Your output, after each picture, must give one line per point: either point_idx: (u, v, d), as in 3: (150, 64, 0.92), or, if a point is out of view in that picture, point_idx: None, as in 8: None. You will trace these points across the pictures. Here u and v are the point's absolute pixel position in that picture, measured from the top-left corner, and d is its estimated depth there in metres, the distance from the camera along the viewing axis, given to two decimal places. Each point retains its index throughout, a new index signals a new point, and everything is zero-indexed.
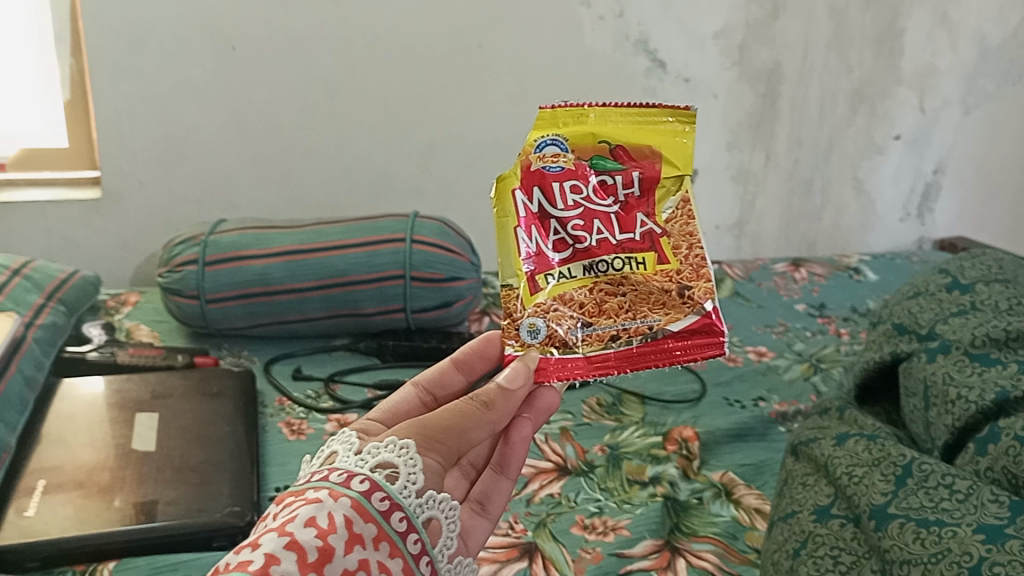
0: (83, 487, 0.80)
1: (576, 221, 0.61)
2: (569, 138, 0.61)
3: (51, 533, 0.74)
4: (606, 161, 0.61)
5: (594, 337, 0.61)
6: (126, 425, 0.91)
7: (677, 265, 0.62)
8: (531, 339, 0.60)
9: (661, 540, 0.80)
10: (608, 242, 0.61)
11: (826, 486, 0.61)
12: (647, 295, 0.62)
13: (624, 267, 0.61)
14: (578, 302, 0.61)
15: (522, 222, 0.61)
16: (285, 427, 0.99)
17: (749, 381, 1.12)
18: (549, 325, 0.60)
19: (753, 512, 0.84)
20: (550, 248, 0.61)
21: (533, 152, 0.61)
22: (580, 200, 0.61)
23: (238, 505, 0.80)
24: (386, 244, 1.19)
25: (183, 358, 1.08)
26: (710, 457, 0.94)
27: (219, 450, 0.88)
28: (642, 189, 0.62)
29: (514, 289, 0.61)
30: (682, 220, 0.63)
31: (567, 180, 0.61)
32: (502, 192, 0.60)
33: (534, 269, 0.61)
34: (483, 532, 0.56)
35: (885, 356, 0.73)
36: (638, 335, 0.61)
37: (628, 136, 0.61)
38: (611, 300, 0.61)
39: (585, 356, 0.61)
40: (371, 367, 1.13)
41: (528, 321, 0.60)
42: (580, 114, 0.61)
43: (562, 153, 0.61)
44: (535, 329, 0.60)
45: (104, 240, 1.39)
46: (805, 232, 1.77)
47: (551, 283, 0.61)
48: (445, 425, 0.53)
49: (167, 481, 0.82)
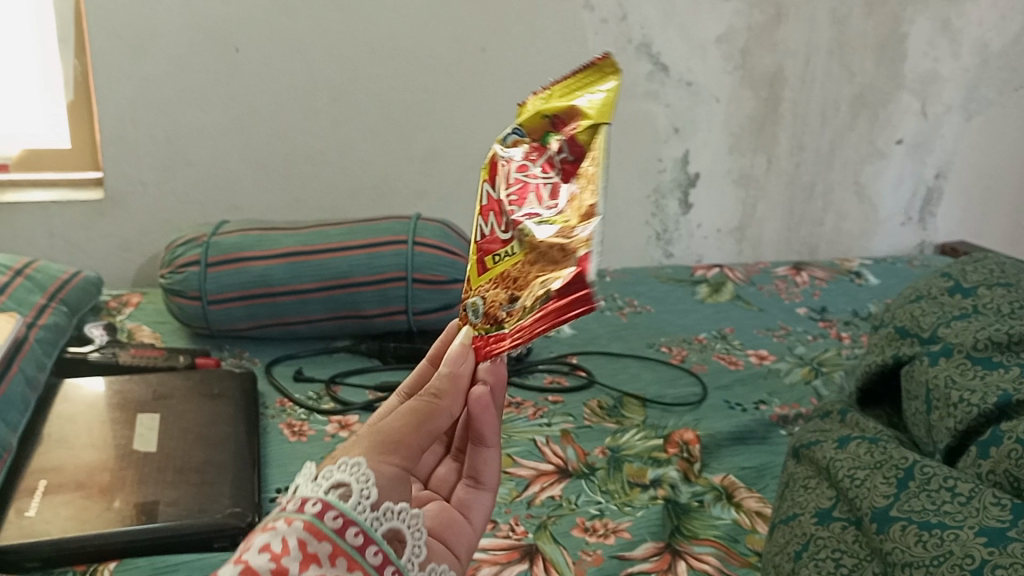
0: (84, 487, 0.80)
1: (512, 197, 0.58)
2: (522, 123, 0.60)
3: (52, 533, 0.74)
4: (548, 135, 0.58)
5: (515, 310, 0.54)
6: (126, 426, 0.91)
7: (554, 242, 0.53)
8: (476, 318, 0.57)
9: (662, 543, 0.80)
10: (535, 216, 0.56)
11: (827, 489, 0.61)
12: (553, 255, 0.53)
13: (534, 231, 0.55)
14: (512, 279, 0.55)
15: (484, 208, 0.59)
16: (286, 429, 0.99)
17: (750, 385, 1.12)
18: (484, 302, 0.57)
19: (754, 515, 0.84)
20: (501, 231, 0.58)
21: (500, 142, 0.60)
22: (521, 178, 0.58)
23: (239, 506, 0.81)
24: (388, 246, 1.19)
25: (184, 359, 1.08)
26: (711, 460, 0.94)
27: (221, 451, 0.88)
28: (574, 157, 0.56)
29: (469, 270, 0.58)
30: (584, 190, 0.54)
31: (519, 165, 0.59)
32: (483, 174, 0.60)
33: (486, 249, 0.58)
34: (485, 504, 0.58)
35: (887, 359, 0.73)
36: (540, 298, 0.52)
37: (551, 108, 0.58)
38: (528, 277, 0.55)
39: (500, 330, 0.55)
40: (372, 369, 1.13)
41: (472, 301, 0.58)
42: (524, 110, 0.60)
43: (519, 140, 0.60)
44: (477, 308, 0.57)
45: (105, 241, 1.39)
46: (806, 237, 1.77)
47: (496, 263, 0.57)
48: (398, 428, 0.53)
49: (168, 481, 0.82)
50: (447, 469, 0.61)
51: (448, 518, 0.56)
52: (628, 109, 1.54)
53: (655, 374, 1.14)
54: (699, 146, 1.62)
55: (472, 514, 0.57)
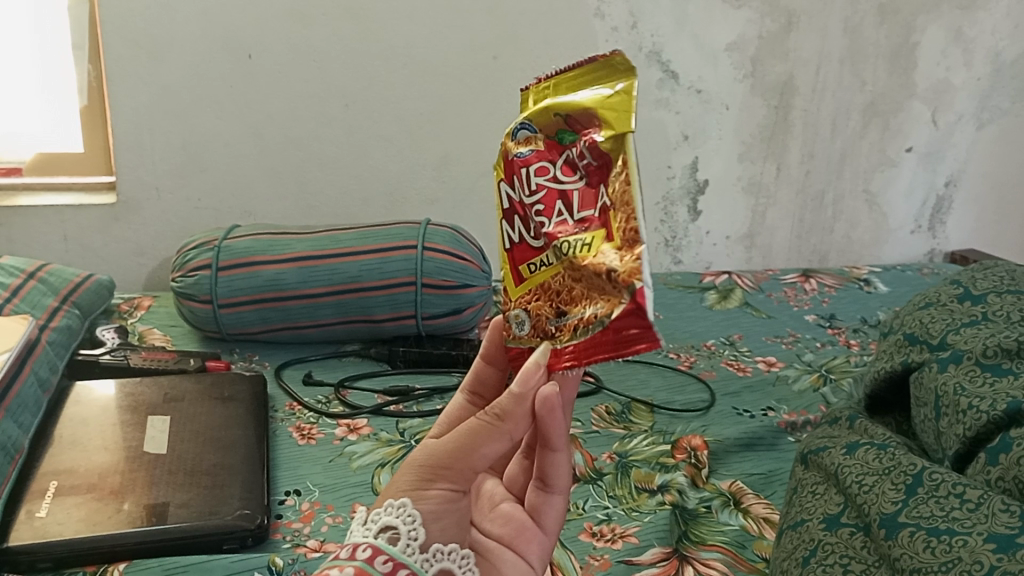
0: (96, 490, 0.81)
1: (540, 206, 0.57)
2: (530, 119, 0.59)
3: (64, 534, 0.75)
4: (565, 134, 0.57)
5: (568, 327, 0.55)
6: (138, 427, 0.92)
7: (617, 242, 0.54)
8: (520, 331, 0.58)
9: (669, 548, 0.80)
10: (566, 225, 0.56)
11: (835, 495, 0.61)
12: (592, 280, 0.54)
13: (571, 251, 0.55)
14: (555, 289, 0.56)
15: (507, 213, 0.59)
16: (295, 432, 1.00)
17: (759, 392, 1.11)
18: (532, 317, 0.57)
19: (762, 521, 0.85)
20: (531, 236, 0.58)
21: (507, 141, 0.59)
22: (543, 182, 0.57)
23: (249, 508, 0.81)
24: (398, 251, 1.20)
25: (195, 362, 1.09)
26: (719, 466, 0.94)
27: (231, 453, 0.89)
28: (597, 158, 0.56)
29: (505, 283, 0.59)
30: (621, 186, 0.54)
31: (536, 162, 0.58)
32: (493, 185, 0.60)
33: (520, 260, 0.58)
34: (558, 507, 0.63)
35: (895, 365, 0.72)
36: (589, 325, 0.54)
37: (573, 100, 0.57)
38: (577, 286, 0.55)
39: (598, 332, 0.54)
40: (381, 373, 1.14)
41: (515, 314, 0.58)
42: (547, 92, 0.60)
43: (532, 135, 0.59)
44: (520, 321, 0.58)
45: (119, 245, 1.40)
46: (816, 245, 1.77)
47: (533, 271, 0.58)
48: (450, 450, 0.56)
49: (179, 483, 0.83)
50: (518, 468, 0.66)
51: (519, 526, 0.62)
52: (639, 116, 1.55)
53: (664, 381, 1.14)
54: (710, 154, 1.62)
55: (544, 518, 0.63)
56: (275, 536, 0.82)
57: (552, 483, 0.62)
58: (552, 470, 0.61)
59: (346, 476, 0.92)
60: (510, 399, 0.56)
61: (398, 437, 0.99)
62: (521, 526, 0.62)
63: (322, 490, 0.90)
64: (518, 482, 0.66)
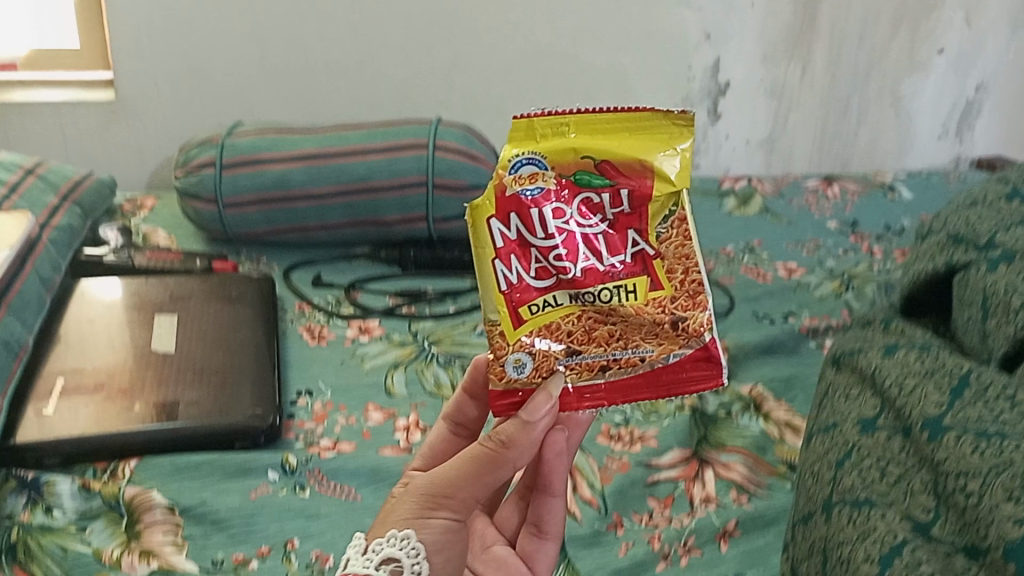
0: (101, 391, 0.79)
1: (560, 250, 0.51)
2: (546, 155, 0.51)
3: (72, 431, 0.74)
4: (591, 176, 0.51)
5: (583, 366, 0.53)
6: (145, 326, 0.89)
7: (671, 291, 0.52)
8: (518, 374, 0.52)
9: (689, 451, 0.79)
10: (596, 271, 0.52)
11: (871, 397, 0.58)
12: (638, 326, 0.52)
13: (609, 299, 0.52)
14: (566, 331, 0.53)
15: (501, 252, 0.51)
16: (306, 332, 0.98)
17: (780, 298, 1.09)
18: (537, 357, 0.52)
19: (782, 425, 0.83)
20: (533, 275, 0.52)
21: (506, 173, 0.51)
22: (562, 225, 0.51)
23: (260, 407, 0.80)
24: (408, 150, 1.15)
25: (201, 263, 1.06)
26: (738, 370, 0.92)
27: (240, 353, 0.87)
28: (634, 206, 0.51)
29: (498, 324, 0.52)
30: (677, 241, 0.52)
31: (549, 203, 0.51)
32: (476, 219, 0.51)
33: (519, 299, 0.52)
34: (550, 554, 0.61)
35: (939, 266, 0.68)
36: (630, 367, 0.53)
37: (614, 145, 0.51)
38: (600, 327, 0.52)
39: (649, 371, 0.53)
40: (392, 276, 1.11)
41: (515, 356, 0.52)
42: (560, 124, 0.51)
43: (541, 172, 0.51)
44: (521, 364, 0.52)
45: (119, 146, 1.36)
46: (838, 151, 1.71)
47: (535, 312, 0.52)
48: (453, 476, 0.53)
49: (189, 381, 0.82)
50: (511, 507, 0.64)
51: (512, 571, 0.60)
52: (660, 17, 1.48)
53: None
54: (732, 56, 1.55)
55: (536, 563, 0.61)
56: (288, 435, 0.81)
57: (545, 528, 0.61)
58: (547, 513, 0.61)
59: (359, 377, 0.90)
60: (517, 429, 0.52)
61: (410, 339, 0.97)
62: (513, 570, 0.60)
63: (334, 391, 0.88)
64: (510, 521, 0.64)
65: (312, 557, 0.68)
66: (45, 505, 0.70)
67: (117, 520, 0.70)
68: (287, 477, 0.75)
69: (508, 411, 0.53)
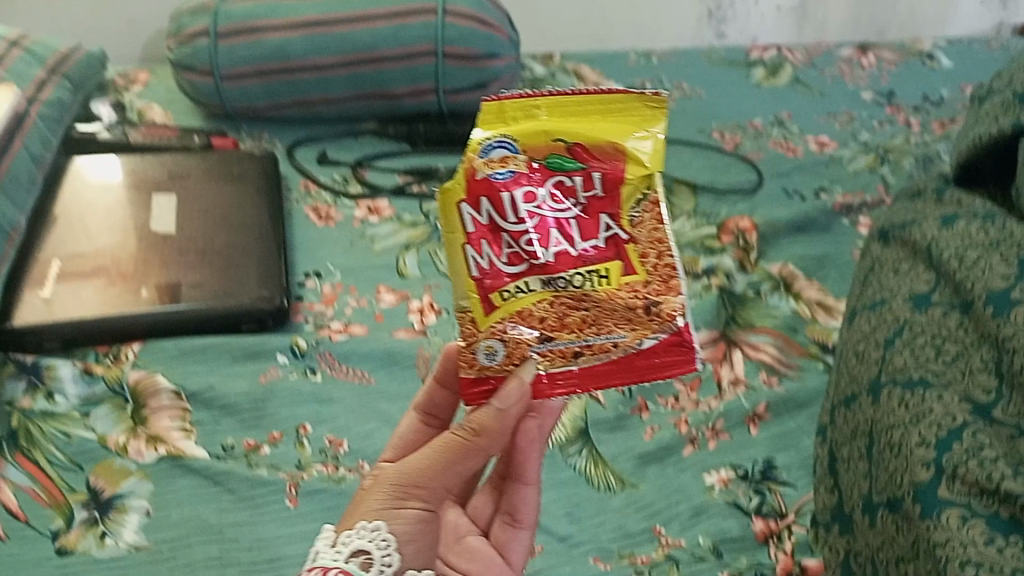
0: (98, 277, 0.75)
1: (532, 234, 0.46)
2: (517, 138, 0.46)
3: (73, 314, 0.72)
4: (562, 159, 0.46)
5: (555, 353, 0.47)
6: (142, 207, 0.84)
7: (645, 276, 0.47)
8: (490, 362, 0.47)
9: (716, 332, 0.75)
10: (567, 255, 0.46)
11: (925, 271, 0.54)
12: (610, 311, 0.46)
13: (581, 284, 0.46)
14: (538, 317, 0.47)
15: (472, 237, 0.46)
16: (312, 213, 0.92)
17: (811, 173, 1.03)
18: (508, 345, 0.47)
19: (814, 306, 0.79)
20: (504, 261, 0.46)
21: (475, 154, 0.46)
22: (534, 208, 0.46)
23: (267, 289, 0.76)
24: (416, 15, 1.07)
25: (200, 139, 1.01)
26: (768, 249, 0.87)
27: (244, 234, 0.82)
28: (607, 190, 0.46)
29: (468, 311, 0.47)
30: (651, 224, 0.47)
31: (521, 186, 0.46)
32: (445, 204, 0.46)
33: (489, 285, 0.46)
34: (526, 542, 0.54)
35: (1002, 128, 0.61)
36: (602, 355, 0.47)
37: (585, 127, 0.46)
38: (573, 313, 0.47)
39: (623, 358, 0.47)
40: (402, 153, 1.05)
41: (485, 344, 0.47)
42: (530, 105, 0.47)
43: (512, 155, 0.46)
44: (493, 351, 0.47)
45: (108, 16, 1.28)
46: (874, 16, 1.53)
47: (507, 298, 0.46)
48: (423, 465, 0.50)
49: (190, 263, 0.78)
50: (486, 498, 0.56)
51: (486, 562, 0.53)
52: None
53: (706, 162, 1.05)
54: None
55: (511, 554, 0.54)
56: (296, 318, 0.78)
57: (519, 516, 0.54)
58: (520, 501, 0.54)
59: (369, 259, 0.86)
60: (491, 417, 0.48)
61: (423, 220, 0.91)
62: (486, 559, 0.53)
63: (344, 273, 0.84)
64: (485, 513, 0.56)
65: (325, 443, 0.65)
66: (46, 391, 0.67)
67: (122, 405, 0.67)
68: (297, 362, 0.72)
69: (480, 400, 0.48)
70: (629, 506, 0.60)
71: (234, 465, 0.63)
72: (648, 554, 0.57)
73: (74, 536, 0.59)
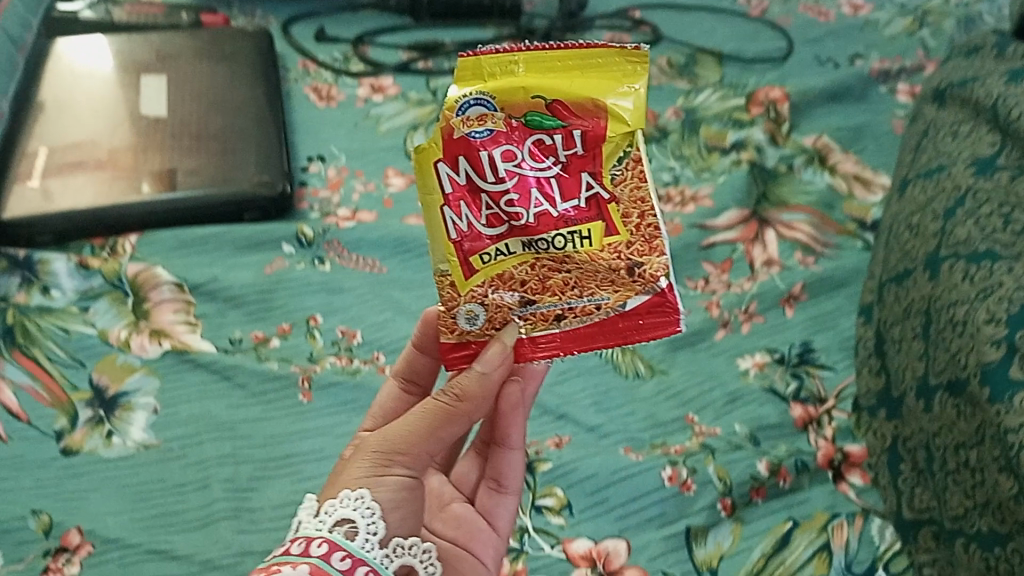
0: (88, 166, 0.71)
1: (511, 195, 0.42)
2: (495, 95, 0.41)
3: (63, 204, 0.67)
4: (541, 117, 0.41)
5: (536, 317, 0.43)
6: (131, 90, 0.77)
7: (627, 236, 0.43)
8: (470, 326, 0.43)
9: (747, 211, 0.70)
10: (548, 216, 0.42)
11: (990, 134, 0.48)
12: (593, 273, 0.43)
13: (563, 245, 0.42)
14: (519, 280, 0.43)
15: (449, 199, 0.42)
16: (312, 93, 0.85)
17: (845, 39, 0.90)
18: (488, 310, 0.43)
19: (851, 180, 0.73)
20: (483, 223, 0.42)
21: (450, 114, 0.41)
22: (514, 168, 0.42)
23: (268, 174, 0.72)
24: None
25: (188, 16, 0.92)
26: (801, 120, 0.80)
27: (240, 117, 0.77)
28: (588, 148, 0.42)
29: (448, 275, 0.43)
30: (633, 182, 0.43)
31: (499, 145, 0.41)
32: (421, 165, 0.42)
33: (468, 247, 0.43)
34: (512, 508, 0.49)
35: None
36: (584, 319, 0.43)
37: (566, 83, 0.41)
38: (555, 275, 0.43)
39: (605, 319, 0.43)
40: (405, 28, 0.92)
41: (465, 309, 0.43)
42: (507, 60, 0.41)
43: (489, 113, 0.41)
44: (473, 316, 0.43)
45: None
46: None
47: (486, 261, 0.43)
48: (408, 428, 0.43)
49: (185, 149, 0.73)
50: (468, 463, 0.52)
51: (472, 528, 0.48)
52: None
53: (731, 29, 0.92)
54: None
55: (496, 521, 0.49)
56: (301, 206, 0.73)
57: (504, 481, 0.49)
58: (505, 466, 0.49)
59: (374, 140, 0.79)
60: (472, 381, 0.43)
61: (431, 97, 0.84)
62: (472, 526, 0.48)
63: (349, 156, 0.78)
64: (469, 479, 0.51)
65: (338, 334, 0.62)
66: (42, 286, 0.64)
67: (122, 299, 0.63)
68: (304, 252, 0.68)
69: (461, 364, 0.44)
70: (660, 393, 0.57)
71: (243, 359, 0.60)
72: (681, 443, 0.54)
73: (78, 435, 0.56)
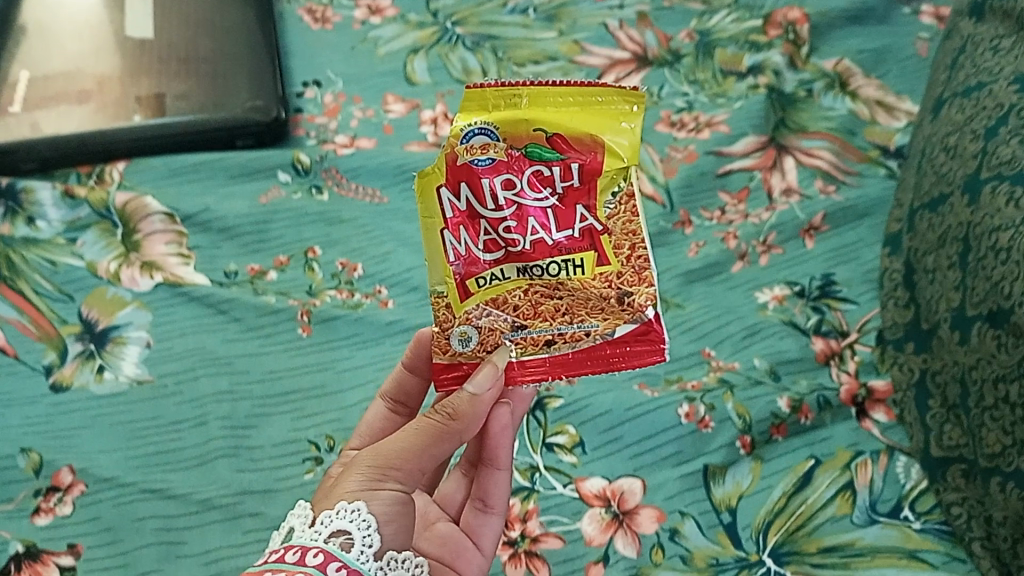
0: (72, 88, 0.67)
1: (509, 222, 0.42)
2: (498, 125, 0.41)
3: (48, 130, 0.64)
4: (541, 148, 0.41)
5: (526, 341, 0.43)
6: (116, 11, 0.73)
7: (618, 266, 0.43)
8: (464, 348, 0.43)
9: (765, 137, 0.66)
10: (542, 244, 0.42)
11: None
12: (583, 299, 0.43)
13: (557, 272, 0.42)
14: (513, 304, 0.43)
15: (450, 223, 0.42)
16: (307, 16, 0.80)
17: None
18: (482, 332, 0.43)
19: (873, 105, 0.68)
20: (480, 248, 0.42)
21: (456, 140, 0.41)
22: (513, 196, 0.42)
23: (262, 100, 0.68)
24: None
25: None
26: (821, 44, 0.74)
27: (231, 39, 0.72)
28: (584, 181, 0.42)
29: (444, 296, 0.43)
30: (625, 217, 0.42)
31: (500, 174, 0.41)
32: (424, 190, 0.42)
33: (465, 270, 0.43)
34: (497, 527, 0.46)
35: None
36: (573, 343, 0.43)
37: (569, 118, 0.41)
38: (548, 300, 0.43)
39: (594, 345, 0.43)
40: None
41: (460, 330, 0.43)
42: (512, 93, 0.41)
43: (492, 141, 0.41)
44: (467, 337, 0.43)
45: None
46: None
47: (483, 284, 0.43)
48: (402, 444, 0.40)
49: (173, 73, 0.69)
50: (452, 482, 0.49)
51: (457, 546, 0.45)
52: None
53: None
54: None
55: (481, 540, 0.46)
56: (297, 133, 0.70)
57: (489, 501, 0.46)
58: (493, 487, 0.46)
59: (373, 66, 0.74)
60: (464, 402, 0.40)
61: (430, 19, 0.78)
62: (457, 546, 0.45)
63: (346, 81, 0.74)
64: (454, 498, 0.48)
65: (337, 267, 0.60)
66: (27, 216, 0.61)
67: (111, 230, 0.61)
68: (300, 180, 0.65)
69: (453, 385, 0.43)
70: (675, 326, 0.55)
71: (239, 292, 0.58)
72: (698, 379, 0.52)
73: (69, 370, 0.54)
